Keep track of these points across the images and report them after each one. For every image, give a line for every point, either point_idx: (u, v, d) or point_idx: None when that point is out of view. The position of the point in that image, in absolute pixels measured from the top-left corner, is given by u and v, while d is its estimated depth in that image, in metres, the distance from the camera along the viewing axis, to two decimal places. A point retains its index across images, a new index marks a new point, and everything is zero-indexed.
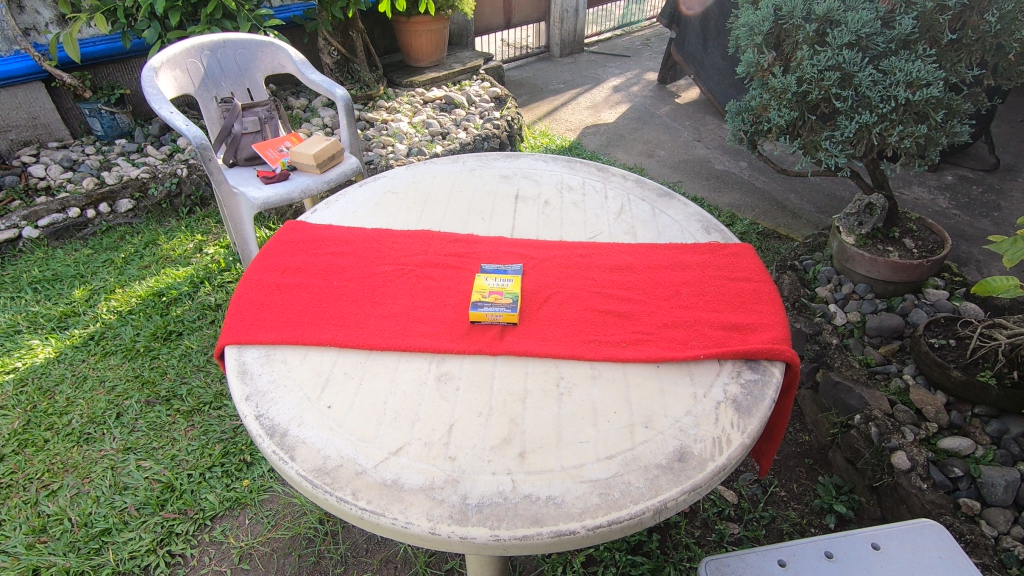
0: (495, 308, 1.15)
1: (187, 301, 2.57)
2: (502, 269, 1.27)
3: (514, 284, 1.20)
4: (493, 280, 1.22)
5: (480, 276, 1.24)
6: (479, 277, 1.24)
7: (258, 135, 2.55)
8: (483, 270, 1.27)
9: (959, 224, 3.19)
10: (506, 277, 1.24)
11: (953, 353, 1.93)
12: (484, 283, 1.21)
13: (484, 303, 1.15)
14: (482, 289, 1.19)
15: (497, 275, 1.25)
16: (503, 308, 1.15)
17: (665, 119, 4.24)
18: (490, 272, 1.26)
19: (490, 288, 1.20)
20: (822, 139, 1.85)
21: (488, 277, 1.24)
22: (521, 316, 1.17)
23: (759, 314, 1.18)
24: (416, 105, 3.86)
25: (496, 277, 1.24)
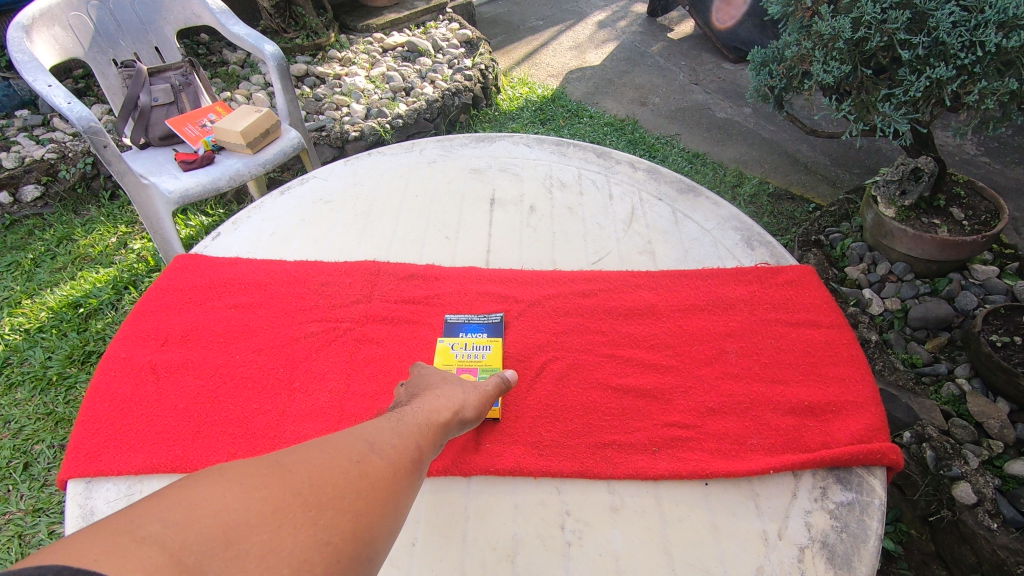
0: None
1: (109, 313, 2.17)
2: (475, 325, 0.92)
3: (493, 357, 0.87)
4: (463, 350, 0.88)
5: (444, 342, 0.90)
6: (444, 346, 0.89)
7: (172, 108, 2.07)
8: (449, 332, 0.91)
9: (991, 175, 2.77)
10: (482, 344, 0.89)
11: (1019, 354, 1.63)
12: (451, 357, 0.87)
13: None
14: (448, 370, 0.85)
15: (468, 338, 0.90)
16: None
17: (659, 59, 3.73)
18: (458, 333, 0.91)
19: (460, 364, 0.86)
20: (878, 99, 1.47)
21: (456, 344, 0.89)
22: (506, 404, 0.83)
23: (840, 384, 0.83)
24: (373, 54, 3.32)
25: (468, 344, 0.89)
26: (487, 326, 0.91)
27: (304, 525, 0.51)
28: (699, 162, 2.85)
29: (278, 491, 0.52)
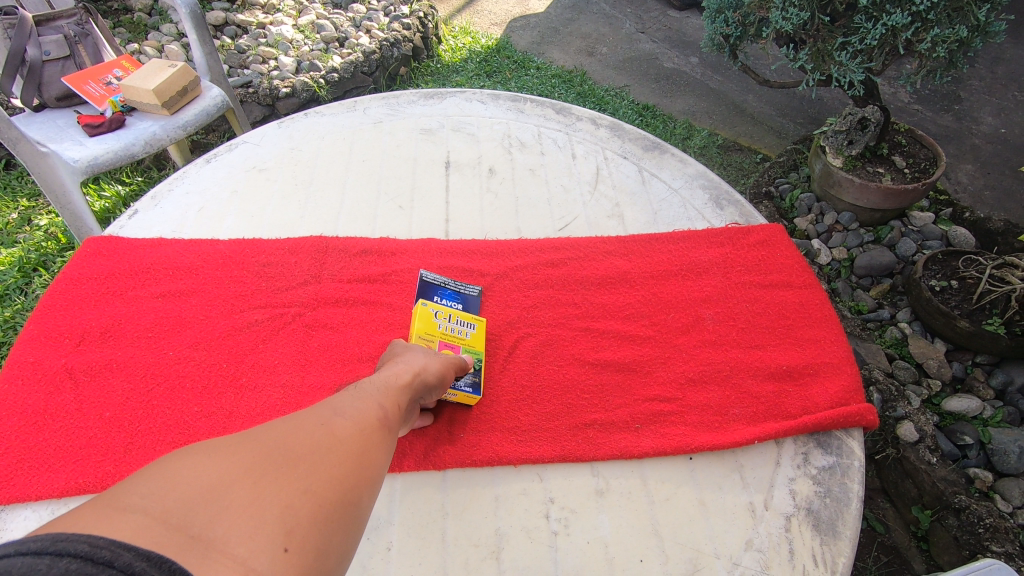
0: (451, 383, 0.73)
1: (17, 298, 1.94)
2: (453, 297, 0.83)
3: (476, 338, 0.79)
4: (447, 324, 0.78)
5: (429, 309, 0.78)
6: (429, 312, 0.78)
7: (70, 63, 1.83)
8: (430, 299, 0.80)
9: (922, 122, 2.84)
10: (467, 320, 0.80)
11: (956, 296, 1.71)
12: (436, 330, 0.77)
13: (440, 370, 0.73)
14: (429, 342, 0.75)
15: (451, 311, 0.80)
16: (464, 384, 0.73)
17: (604, 6, 3.60)
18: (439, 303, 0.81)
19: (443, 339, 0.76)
20: (835, 48, 1.45)
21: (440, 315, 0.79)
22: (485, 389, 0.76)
23: (816, 346, 0.82)
24: (300, 1, 3.04)
25: (451, 316, 0.79)
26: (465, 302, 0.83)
27: (284, 482, 0.44)
28: (649, 115, 2.80)
29: (253, 453, 0.46)
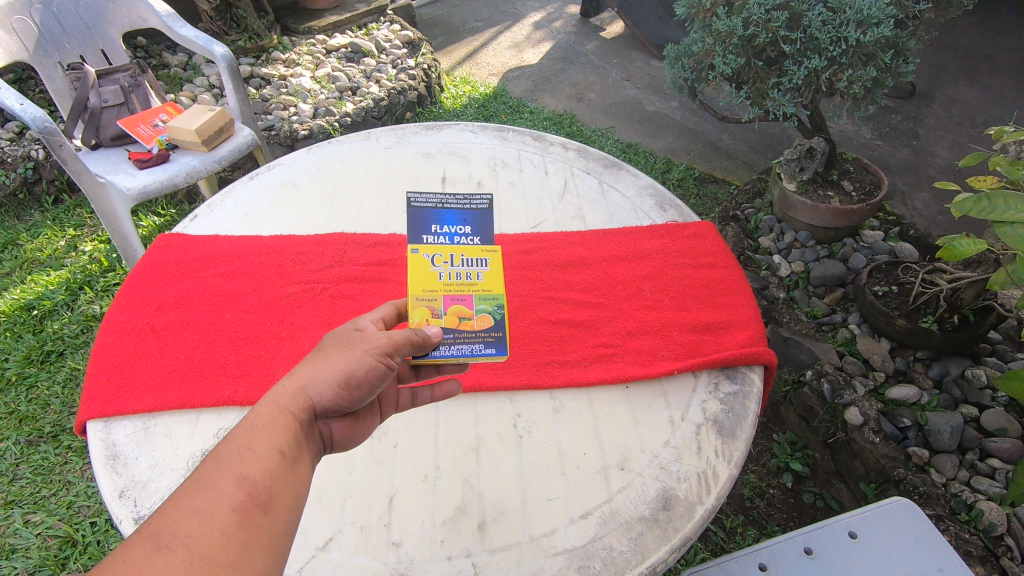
0: (467, 345, 0.76)
1: (65, 313, 2.17)
2: (454, 213, 0.82)
3: (485, 281, 0.78)
4: (449, 267, 0.78)
5: (424, 256, 0.78)
6: (424, 261, 0.77)
7: (122, 109, 2.12)
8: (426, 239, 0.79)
9: (883, 156, 3.10)
10: (469, 261, 0.79)
11: (896, 300, 1.94)
12: (438, 280, 0.77)
13: (452, 333, 0.75)
14: (436, 300, 0.76)
15: (455, 253, 0.80)
16: (482, 345, 0.75)
17: (592, 57, 3.97)
18: (436, 238, 0.80)
19: (450, 291, 0.78)
20: (769, 86, 1.73)
21: (438, 256, 0.79)
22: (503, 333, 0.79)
23: (731, 308, 1.05)
24: (317, 56, 3.40)
25: (454, 263, 0.79)
26: (468, 218, 0.81)
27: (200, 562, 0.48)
28: (631, 151, 3.09)
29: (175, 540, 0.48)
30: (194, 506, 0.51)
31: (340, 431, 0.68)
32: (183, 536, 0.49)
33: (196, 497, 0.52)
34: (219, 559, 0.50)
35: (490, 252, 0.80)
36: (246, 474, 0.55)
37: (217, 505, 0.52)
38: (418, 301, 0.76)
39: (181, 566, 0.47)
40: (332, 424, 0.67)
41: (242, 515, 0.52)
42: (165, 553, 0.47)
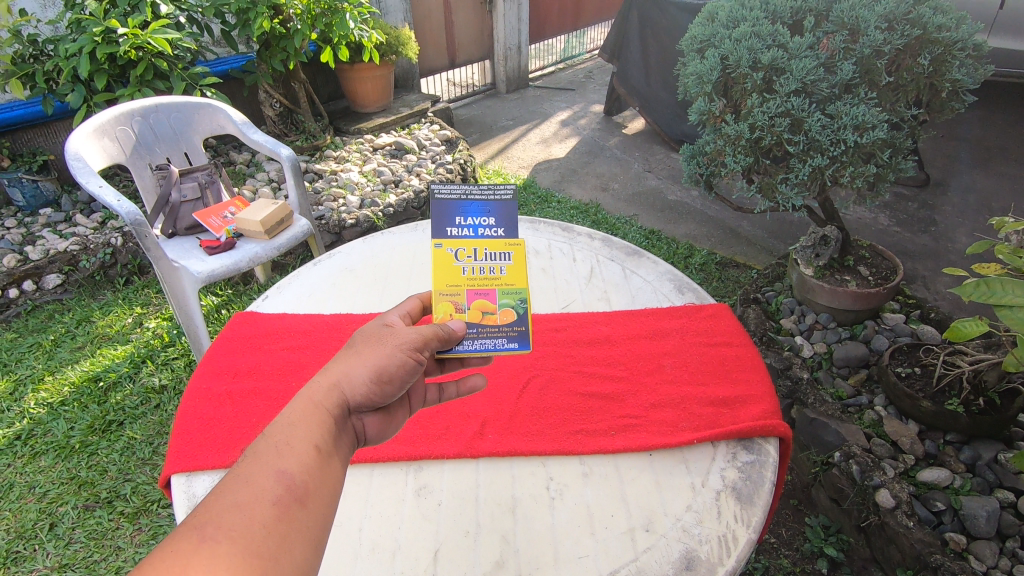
0: (491, 340, 0.90)
1: (128, 385, 2.27)
2: (478, 202, 0.95)
3: (505, 276, 0.93)
4: (471, 263, 0.93)
5: (449, 251, 0.93)
6: (449, 256, 0.92)
7: (199, 202, 2.39)
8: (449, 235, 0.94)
9: (901, 241, 3.11)
10: (493, 256, 0.94)
11: (919, 382, 1.98)
12: (461, 276, 0.93)
13: (475, 327, 0.90)
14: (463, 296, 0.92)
15: (479, 247, 0.94)
16: (504, 339, 0.90)
17: (615, 151, 4.28)
18: (460, 228, 0.93)
19: (473, 285, 0.92)
20: (778, 182, 1.93)
21: (461, 251, 0.94)
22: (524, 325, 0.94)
23: (746, 383, 1.14)
24: (365, 153, 3.77)
25: (478, 258, 0.93)
26: (491, 209, 0.94)
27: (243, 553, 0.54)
28: (655, 237, 3.25)
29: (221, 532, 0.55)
30: (239, 501, 0.57)
31: (374, 425, 0.76)
32: (227, 530, 0.55)
33: (237, 492, 0.58)
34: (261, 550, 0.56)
35: (510, 244, 0.93)
36: (285, 469, 0.61)
37: (257, 500, 0.58)
38: (443, 296, 0.92)
39: (227, 552, 0.53)
40: (367, 418, 0.75)
41: (280, 510, 0.58)
42: (210, 543, 0.53)
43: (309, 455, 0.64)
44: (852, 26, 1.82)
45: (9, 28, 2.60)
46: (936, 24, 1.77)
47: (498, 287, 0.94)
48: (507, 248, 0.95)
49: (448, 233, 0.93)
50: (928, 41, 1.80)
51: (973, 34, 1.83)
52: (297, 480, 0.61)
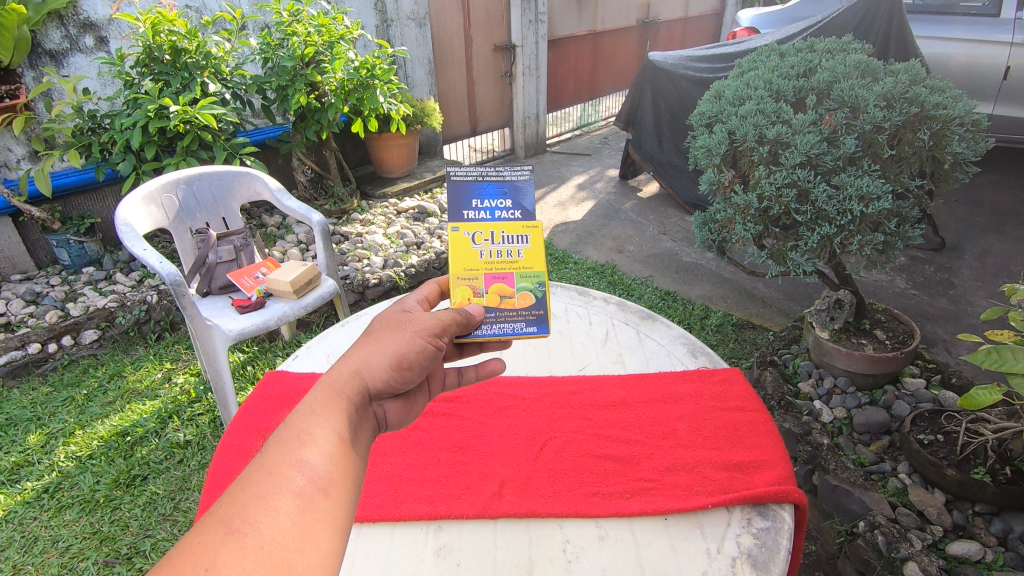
0: (511, 325, 1.07)
1: (153, 440, 2.29)
2: (493, 184, 1.10)
3: (520, 260, 1.10)
4: (488, 246, 1.09)
5: (466, 236, 1.09)
6: (466, 240, 1.08)
7: (233, 264, 2.52)
8: (466, 218, 1.09)
9: (920, 304, 3.08)
10: (507, 242, 1.10)
11: (943, 449, 1.95)
12: (479, 260, 1.09)
13: (493, 312, 1.07)
14: (480, 279, 1.08)
15: (496, 236, 1.10)
16: (526, 324, 1.07)
17: (630, 215, 4.40)
18: (476, 212, 1.10)
19: (490, 270, 1.09)
20: (788, 249, 1.99)
21: (478, 236, 1.09)
22: (537, 306, 1.10)
23: (760, 449, 1.16)
24: (389, 216, 3.94)
25: (493, 246, 1.10)
26: (504, 195, 1.11)
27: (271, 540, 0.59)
28: (671, 299, 3.29)
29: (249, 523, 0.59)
30: (265, 492, 0.62)
31: (394, 410, 0.86)
32: (253, 522, 0.59)
33: (263, 483, 0.63)
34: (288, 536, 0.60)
35: (526, 228, 1.10)
36: (308, 461, 0.66)
37: (281, 492, 0.62)
38: (462, 281, 1.08)
39: (257, 538, 0.58)
40: (387, 405, 0.85)
41: (305, 498, 0.63)
42: (238, 536, 0.58)
43: (330, 446, 0.69)
44: (852, 104, 1.94)
45: (73, 104, 2.85)
46: (933, 102, 1.88)
47: (515, 270, 1.10)
48: (522, 232, 1.10)
49: (465, 216, 1.09)
50: (927, 117, 1.90)
51: (970, 111, 1.93)
52: (319, 472, 0.66)
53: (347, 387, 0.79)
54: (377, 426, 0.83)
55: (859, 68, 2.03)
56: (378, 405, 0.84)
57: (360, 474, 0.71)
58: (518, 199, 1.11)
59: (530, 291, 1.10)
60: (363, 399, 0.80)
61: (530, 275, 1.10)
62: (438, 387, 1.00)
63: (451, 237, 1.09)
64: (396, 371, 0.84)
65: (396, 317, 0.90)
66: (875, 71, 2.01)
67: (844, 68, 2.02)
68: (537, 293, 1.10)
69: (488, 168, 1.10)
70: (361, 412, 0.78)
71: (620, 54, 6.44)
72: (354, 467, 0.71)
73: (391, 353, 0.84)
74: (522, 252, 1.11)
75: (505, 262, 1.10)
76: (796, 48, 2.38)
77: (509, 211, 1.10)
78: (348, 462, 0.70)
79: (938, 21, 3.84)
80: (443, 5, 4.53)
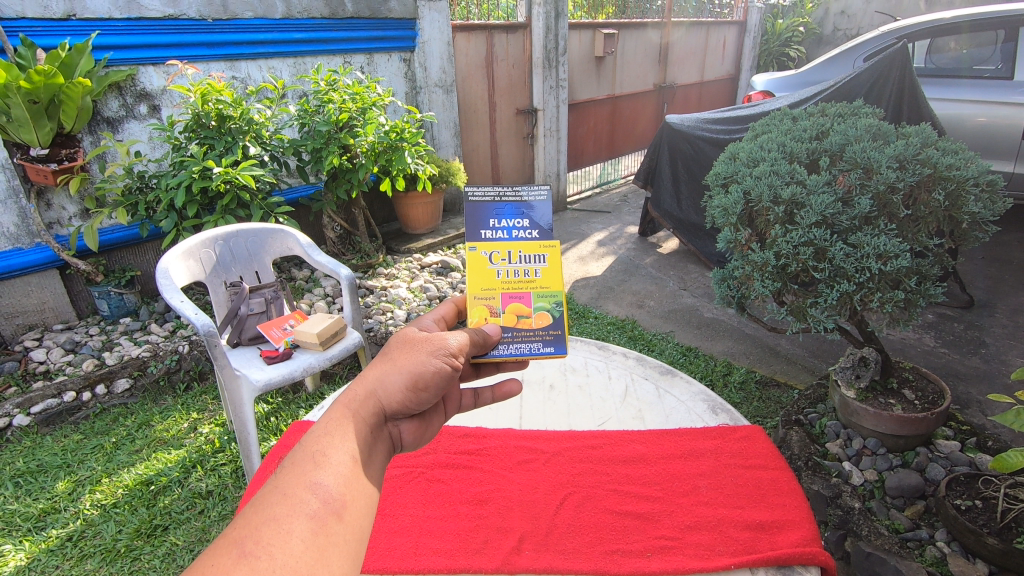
0: (529, 345, 1.13)
1: (176, 489, 2.30)
2: (510, 205, 1.18)
3: (536, 280, 1.16)
4: (505, 265, 1.16)
5: (483, 255, 1.16)
6: (483, 259, 1.15)
7: (263, 315, 2.60)
8: (485, 238, 1.16)
9: (950, 363, 2.99)
10: (523, 261, 1.17)
11: (982, 516, 1.87)
12: (495, 280, 1.15)
13: (510, 331, 1.13)
14: (497, 298, 1.15)
15: (514, 256, 1.17)
16: (542, 343, 1.13)
17: (650, 270, 4.44)
18: (493, 232, 1.17)
19: (507, 288, 1.15)
20: (808, 306, 2.00)
21: (494, 255, 1.16)
22: (553, 326, 1.15)
23: (783, 508, 1.15)
24: (413, 270, 4.05)
25: (510, 266, 1.16)
26: (521, 216, 1.18)
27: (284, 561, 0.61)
28: (692, 355, 3.28)
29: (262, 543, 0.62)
30: (278, 513, 0.65)
31: (409, 430, 0.90)
32: (266, 545, 0.62)
33: (277, 505, 0.66)
34: (302, 556, 0.63)
35: (544, 247, 1.17)
36: (323, 482, 0.70)
37: (294, 514, 0.65)
38: (479, 300, 1.14)
39: (271, 557, 0.61)
40: (402, 426, 0.89)
41: (317, 520, 0.66)
42: (250, 559, 0.60)
43: (344, 469, 0.73)
44: (865, 165, 1.99)
45: (125, 166, 3.06)
46: (945, 163, 1.92)
47: (532, 290, 1.16)
48: (539, 251, 1.17)
49: (483, 236, 1.16)
50: (941, 178, 1.94)
51: (984, 171, 1.97)
52: (333, 494, 0.70)
53: (362, 408, 0.83)
54: (393, 446, 0.87)
55: (870, 131, 2.10)
56: (393, 425, 0.88)
57: (372, 497, 0.74)
58: (534, 218, 1.18)
59: (546, 310, 1.16)
60: (377, 419, 0.84)
61: (546, 295, 1.16)
62: (454, 407, 1.04)
63: (469, 256, 1.16)
64: (411, 392, 0.88)
65: (413, 336, 0.94)
66: (886, 134, 2.08)
67: (855, 132, 2.09)
68: (553, 313, 1.16)
69: (505, 190, 1.18)
70: (375, 432, 0.82)
71: (637, 117, 6.69)
72: (367, 490, 0.74)
73: (407, 374, 0.88)
74: (539, 272, 1.17)
75: (521, 281, 1.16)
76: (807, 113, 2.48)
77: (525, 230, 1.18)
78: (359, 485, 0.73)
79: (950, 84, 3.94)
80: (469, 73, 4.82)
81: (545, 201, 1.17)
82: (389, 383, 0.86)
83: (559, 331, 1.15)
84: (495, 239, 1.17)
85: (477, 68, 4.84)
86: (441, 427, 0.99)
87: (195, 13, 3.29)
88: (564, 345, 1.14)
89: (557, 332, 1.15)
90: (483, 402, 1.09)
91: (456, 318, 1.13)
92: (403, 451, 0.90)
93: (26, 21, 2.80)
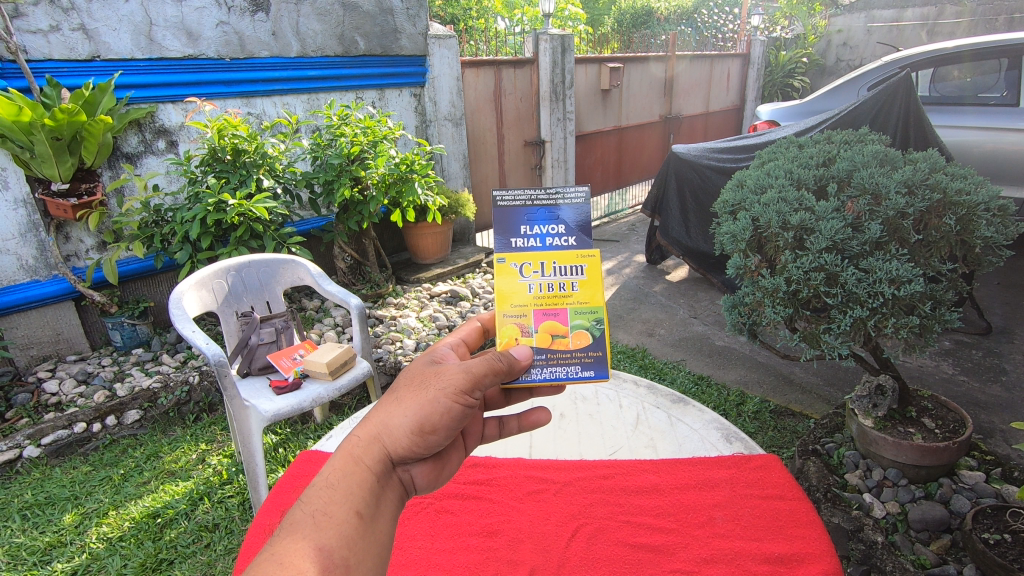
0: (567, 369, 1.14)
1: (183, 522, 2.28)
2: (544, 209, 1.15)
3: (576, 294, 1.15)
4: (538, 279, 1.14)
5: (513, 267, 1.14)
6: (514, 272, 1.14)
7: (273, 345, 2.60)
8: (515, 248, 1.15)
9: (971, 391, 2.92)
10: (560, 272, 1.15)
11: (1012, 550, 1.80)
12: (527, 296, 1.14)
13: (544, 354, 1.13)
14: (530, 315, 1.14)
15: (551, 267, 1.15)
16: (581, 367, 1.14)
17: (660, 298, 4.42)
18: (526, 240, 1.15)
19: (539, 305, 1.14)
20: (821, 332, 1.97)
21: (526, 268, 1.15)
22: (593, 347, 1.15)
23: (803, 541, 1.12)
24: (422, 299, 4.07)
25: (544, 280, 1.15)
26: (556, 220, 1.15)
27: None
28: (704, 383, 3.23)
29: None
30: None
31: (421, 473, 0.88)
32: None
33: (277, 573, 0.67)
34: None
35: (583, 258, 1.14)
36: (321, 548, 0.71)
37: None
38: (510, 318, 1.14)
39: None
40: (413, 469, 0.87)
41: None
42: None
43: (344, 531, 0.73)
44: (873, 191, 2.00)
45: (141, 200, 3.12)
46: (955, 188, 1.91)
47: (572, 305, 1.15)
48: (576, 262, 1.15)
49: (514, 245, 1.15)
50: (951, 203, 1.93)
51: (995, 196, 1.95)
52: (332, 559, 0.70)
53: (366, 456, 0.82)
54: (404, 491, 0.86)
55: (877, 157, 2.11)
56: (404, 470, 0.86)
57: (375, 555, 0.75)
58: (570, 221, 1.15)
59: (585, 329, 1.15)
60: (384, 466, 0.83)
61: (585, 312, 1.15)
62: (476, 439, 1.03)
63: (499, 269, 1.15)
64: (419, 436, 0.86)
65: (423, 371, 0.91)
66: (893, 160, 2.08)
67: (862, 158, 2.10)
68: (592, 332, 1.15)
69: (539, 193, 1.14)
70: (382, 482, 0.81)
71: (644, 146, 6.77)
72: (370, 550, 0.74)
73: (413, 417, 0.85)
74: (576, 285, 1.16)
75: (555, 295, 1.15)
76: (814, 140, 2.50)
77: (561, 236, 1.15)
78: (359, 546, 0.73)
79: (956, 111, 3.97)
80: (478, 107, 4.91)
81: (581, 203, 1.15)
82: (395, 427, 0.84)
83: (600, 352, 1.14)
84: (527, 248, 1.15)
85: (486, 102, 4.94)
86: (460, 462, 0.98)
87: (214, 52, 3.42)
88: (603, 368, 1.14)
89: (598, 355, 1.15)
90: (510, 431, 1.08)
91: (483, 338, 1.15)
92: (417, 493, 0.89)
93: (52, 62, 2.91)
